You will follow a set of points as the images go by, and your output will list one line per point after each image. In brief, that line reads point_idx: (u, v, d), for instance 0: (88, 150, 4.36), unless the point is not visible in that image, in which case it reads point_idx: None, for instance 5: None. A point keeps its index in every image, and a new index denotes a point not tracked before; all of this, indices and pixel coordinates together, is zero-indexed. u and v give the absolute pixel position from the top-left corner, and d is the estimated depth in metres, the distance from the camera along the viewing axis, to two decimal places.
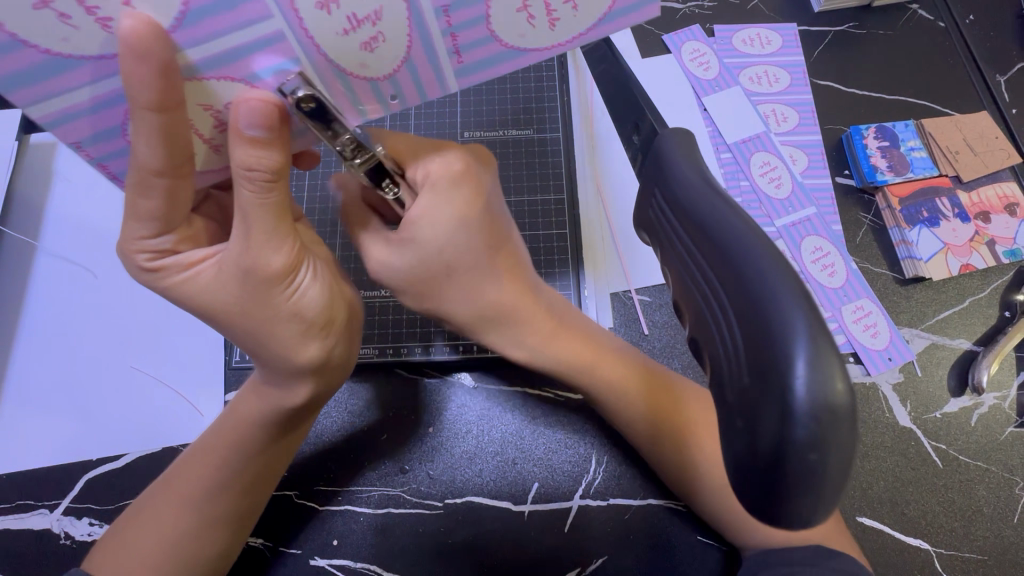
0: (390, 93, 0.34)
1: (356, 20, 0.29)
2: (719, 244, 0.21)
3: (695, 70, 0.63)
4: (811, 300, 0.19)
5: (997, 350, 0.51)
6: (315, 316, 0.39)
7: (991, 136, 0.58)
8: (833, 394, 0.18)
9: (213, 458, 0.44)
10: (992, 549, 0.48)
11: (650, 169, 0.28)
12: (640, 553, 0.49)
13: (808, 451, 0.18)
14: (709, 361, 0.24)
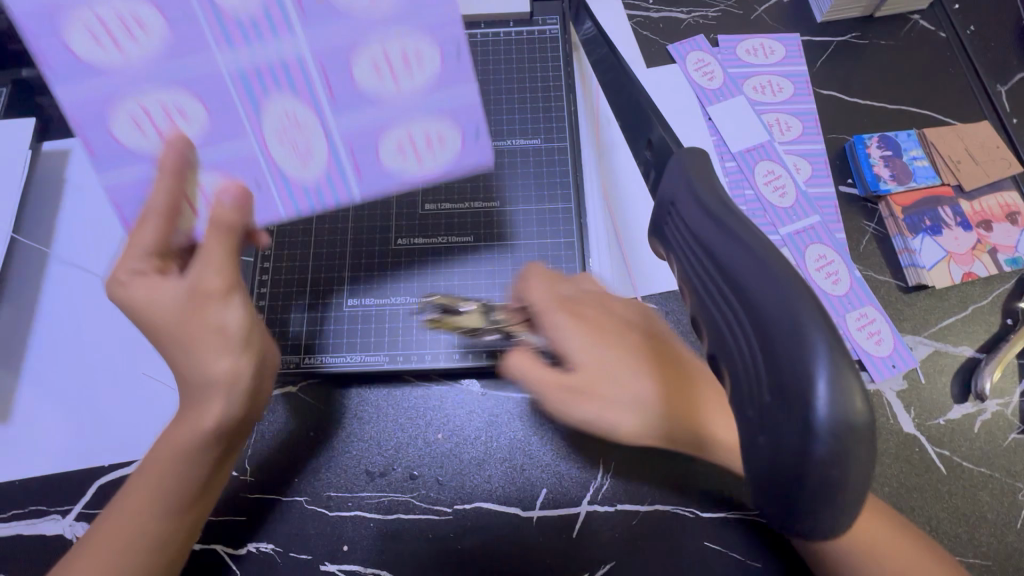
0: (310, 190, 0.45)
1: (285, 122, 0.43)
2: (739, 267, 0.22)
3: (700, 80, 0.63)
4: (830, 322, 0.19)
5: (999, 357, 0.52)
6: (238, 334, 0.42)
7: (992, 145, 0.58)
8: (854, 413, 0.19)
9: (141, 496, 0.42)
10: (997, 554, 0.48)
11: (669, 188, 0.29)
12: (648, 558, 0.49)
13: (827, 465, 0.19)
14: (728, 377, 0.24)
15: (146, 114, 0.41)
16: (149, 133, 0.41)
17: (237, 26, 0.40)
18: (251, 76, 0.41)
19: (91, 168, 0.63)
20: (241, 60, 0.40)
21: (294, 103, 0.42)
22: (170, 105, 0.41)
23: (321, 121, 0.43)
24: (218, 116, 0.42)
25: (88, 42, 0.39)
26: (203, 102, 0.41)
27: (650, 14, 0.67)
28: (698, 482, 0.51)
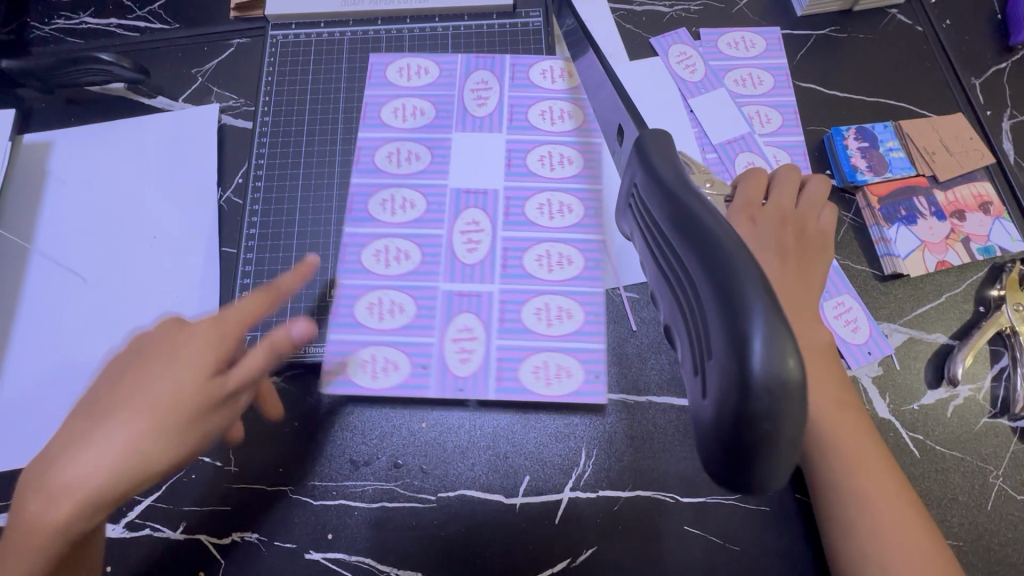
0: (460, 386, 0.53)
1: (465, 332, 0.55)
2: (689, 236, 0.22)
3: (682, 72, 0.64)
4: (769, 287, 0.20)
5: (971, 343, 0.53)
6: (115, 466, 0.38)
7: (966, 137, 0.59)
8: (786, 371, 0.19)
9: (44, 476, 0.39)
10: (968, 535, 0.49)
11: (632, 166, 0.29)
12: (629, 542, 0.50)
13: (762, 422, 0.20)
14: (679, 346, 0.25)
15: (393, 303, 0.55)
16: (381, 366, 0.54)
17: (459, 268, 0.57)
18: (456, 295, 0.56)
19: (74, 161, 0.62)
20: (451, 284, 0.56)
21: (475, 320, 0.55)
22: (480, 223, 0.58)
23: (487, 339, 0.55)
24: (422, 304, 0.56)
25: (373, 258, 0.57)
26: (411, 296, 0.56)
27: (633, 8, 0.67)
28: (677, 468, 0.52)
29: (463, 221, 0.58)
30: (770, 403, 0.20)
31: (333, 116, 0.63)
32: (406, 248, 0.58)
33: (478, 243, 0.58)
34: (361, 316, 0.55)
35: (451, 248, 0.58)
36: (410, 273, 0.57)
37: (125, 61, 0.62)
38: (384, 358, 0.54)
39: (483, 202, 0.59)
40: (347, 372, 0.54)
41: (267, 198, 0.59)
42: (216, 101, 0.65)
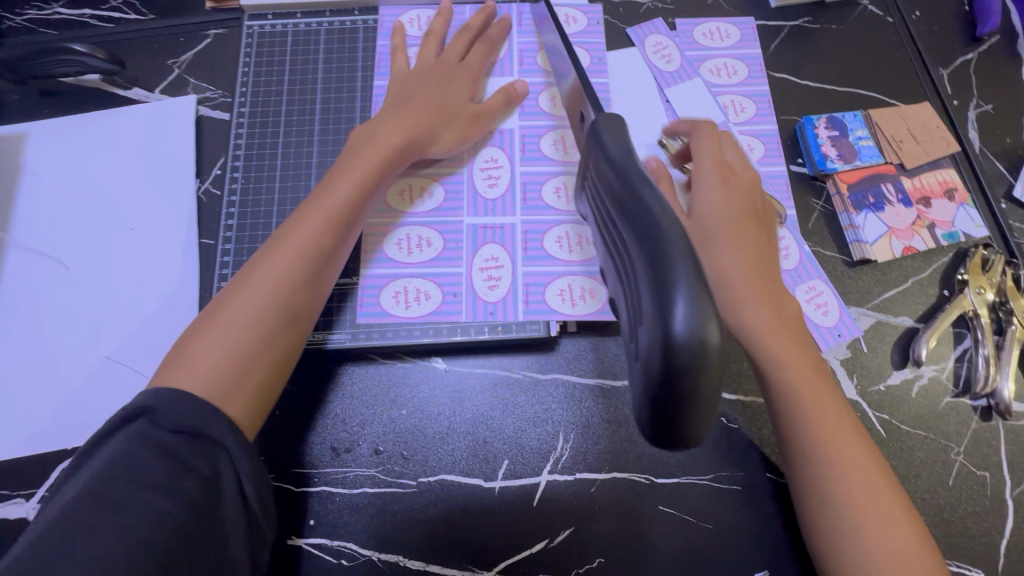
0: (489, 311, 0.56)
1: (491, 261, 0.57)
2: (629, 209, 0.24)
3: (659, 62, 0.65)
4: (696, 258, 0.21)
5: (935, 325, 0.55)
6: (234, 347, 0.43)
7: (933, 126, 0.61)
8: (707, 336, 0.21)
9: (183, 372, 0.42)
10: (930, 510, 0.51)
11: (586, 146, 0.30)
12: (606, 522, 0.51)
13: (686, 383, 0.22)
14: (623, 318, 0.27)
15: (422, 240, 0.58)
16: (415, 300, 0.56)
17: (482, 203, 0.59)
18: (480, 228, 0.58)
19: (51, 152, 0.62)
20: (475, 218, 0.58)
21: (501, 249, 0.57)
22: (497, 161, 0.61)
23: (513, 266, 0.57)
24: (449, 238, 0.58)
25: (483, 182, 0.60)
26: (437, 231, 0.58)
27: None
28: (653, 451, 0.53)
29: (481, 160, 0.61)
30: (692, 367, 0.21)
31: (311, 106, 0.62)
32: (427, 186, 0.59)
33: (498, 179, 0.60)
34: (391, 252, 0.57)
35: (472, 185, 0.60)
36: (435, 209, 0.59)
37: (100, 51, 0.62)
38: (415, 291, 0.56)
39: (499, 139, 0.61)
40: (379, 303, 0.56)
41: (245, 189, 0.59)
42: (193, 92, 0.64)
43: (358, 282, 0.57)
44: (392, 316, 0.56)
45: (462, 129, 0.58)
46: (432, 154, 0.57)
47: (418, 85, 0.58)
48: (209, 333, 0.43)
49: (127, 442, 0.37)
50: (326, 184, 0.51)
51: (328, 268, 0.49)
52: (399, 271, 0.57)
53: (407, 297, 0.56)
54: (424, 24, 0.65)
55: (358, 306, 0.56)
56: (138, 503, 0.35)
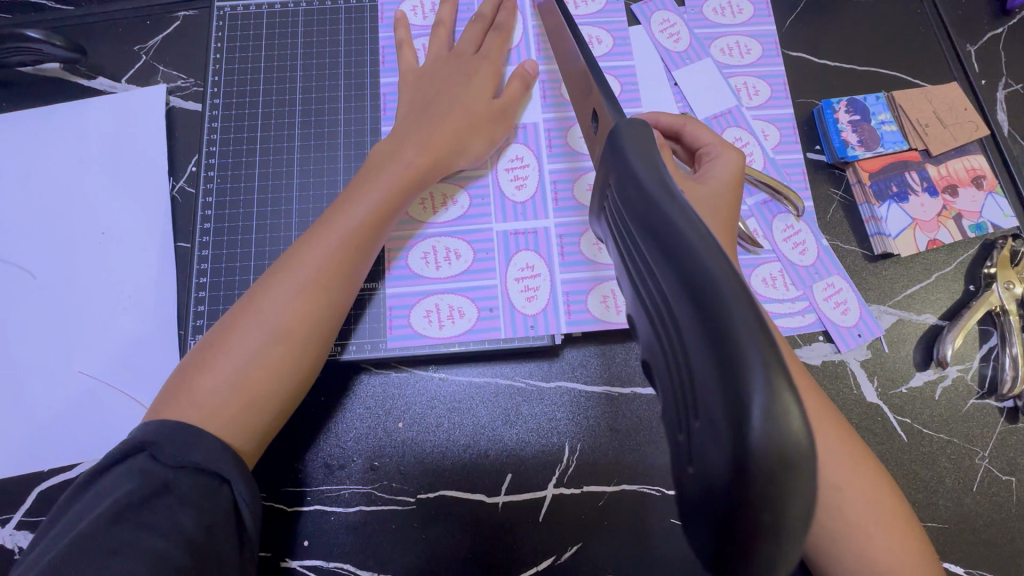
0: (530, 324, 0.52)
1: (527, 270, 0.53)
2: (665, 253, 0.18)
3: (666, 42, 0.60)
4: (764, 325, 0.16)
5: (962, 323, 0.51)
6: (237, 375, 0.42)
7: (960, 108, 0.57)
8: (792, 435, 0.15)
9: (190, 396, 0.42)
10: (953, 517, 0.49)
11: (606, 160, 0.25)
12: (615, 538, 0.49)
13: (761, 497, 0.16)
14: (660, 382, 0.22)
15: (454, 251, 0.54)
16: (451, 320, 0.52)
17: (511, 207, 0.55)
18: (511, 234, 0.54)
19: (11, 149, 0.57)
20: (505, 224, 0.54)
21: (537, 257, 0.53)
22: (521, 158, 0.56)
23: (552, 274, 0.53)
24: (479, 248, 0.54)
25: (511, 184, 0.55)
26: (466, 242, 0.54)
27: None
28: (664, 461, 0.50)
29: (506, 158, 0.56)
30: (771, 477, 0.16)
31: (290, 96, 0.58)
32: (450, 192, 0.55)
33: (526, 179, 0.55)
34: (416, 266, 0.53)
35: (499, 188, 0.55)
36: (459, 217, 0.54)
37: (57, 37, 0.56)
38: (450, 309, 0.52)
39: (523, 135, 0.56)
40: (411, 323, 0.52)
41: (222, 188, 0.55)
42: (163, 81, 0.59)
43: (383, 304, 0.53)
44: (428, 340, 0.52)
45: (488, 131, 0.53)
46: (460, 166, 0.53)
47: (434, 87, 0.54)
48: (213, 363, 0.43)
49: (129, 477, 0.38)
50: (344, 203, 0.48)
51: (338, 298, 0.47)
52: (434, 289, 0.53)
53: (444, 318, 0.52)
54: (428, 11, 0.59)
55: (389, 327, 0.52)
56: (133, 542, 0.35)
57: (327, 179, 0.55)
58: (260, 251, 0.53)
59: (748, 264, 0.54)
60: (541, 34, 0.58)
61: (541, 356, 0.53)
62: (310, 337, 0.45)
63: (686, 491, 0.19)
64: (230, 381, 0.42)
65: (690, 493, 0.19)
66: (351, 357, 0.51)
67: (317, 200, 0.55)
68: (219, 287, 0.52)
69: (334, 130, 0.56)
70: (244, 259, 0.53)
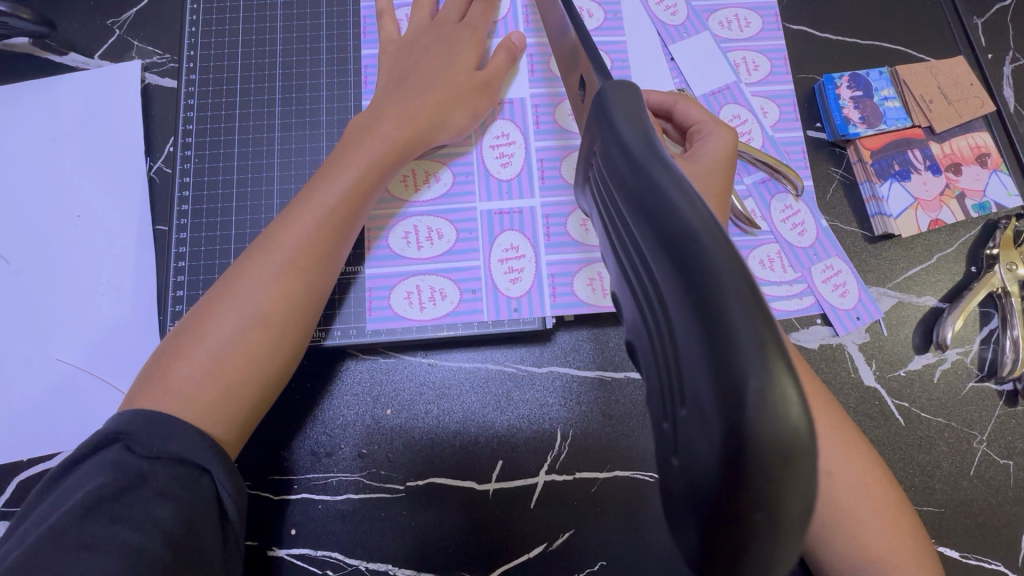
0: (514, 307, 0.50)
1: (511, 250, 0.51)
2: (652, 223, 0.17)
3: (662, 15, 0.58)
4: (760, 300, 0.15)
5: (963, 305, 0.50)
6: (215, 358, 0.41)
7: (966, 83, 0.55)
8: (790, 424, 0.14)
9: (167, 384, 0.40)
10: (950, 501, 0.48)
11: (591, 127, 0.23)
12: (607, 525, 0.48)
13: (753, 490, 0.15)
14: (644, 366, 0.20)
15: (437, 230, 0.52)
16: (436, 302, 0.51)
17: (496, 185, 0.53)
18: (495, 214, 0.52)
19: None
20: (490, 203, 0.52)
21: (521, 237, 0.52)
22: (506, 133, 0.54)
23: (537, 255, 0.51)
24: (462, 228, 0.52)
25: (496, 160, 0.53)
26: (449, 221, 0.52)
27: None
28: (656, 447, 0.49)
29: (491, 135, 0.54)
30: (767, 473, 0.14)
31: (269, 72, 0.55)
32: (434, 169, 0.53)
33: (512, 156, 0.53)
34: (397, 247, 0.52)
35: (483, 165, 0.53)
36: (441, 196, 0.53)
37: (24, 10, 0.53)
38: (435, 291, 0.51)
39: (510, 111, 0.54)
40: (391, 305, 0.51)
41: (200, 168, 0.53)
42: (137, 57, 0.57)
43: (361, 287, 0.51)
44: (412, 324, 0.50)
45: (471, 103, 0.51)
46: (442, 140, 0.51)
47: (418, 61, 0.52)
48: (192, 348, 0.41)
49: (102, 468, 0.37)
50: (325, 181, 0.47)
51: (320, 280, 0.45)
52: (417, 271, 0.51)
53: (431, 301, 0.51)
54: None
55: (367, 309, 0.51)
56: (108, 537, 0.34)
57: (310, 159, 0.53)
58: (241, 234, 0.52)
59: (745, 246, 0.52)
60: (531, 5, 0.56)
61: (533, 341, 0.52)
62: (291, 319, 0.44)
63: (673, 486, 0.18)
64: (207, 364, 0.41)
65: (677, 487, 0.18)
66: (335, 343, 0.50)
67: (299, 180, 0.53)
68: (199, 271, 0.51)
69: (317, 107, 0.54)
70: (225, 243, 0.51)
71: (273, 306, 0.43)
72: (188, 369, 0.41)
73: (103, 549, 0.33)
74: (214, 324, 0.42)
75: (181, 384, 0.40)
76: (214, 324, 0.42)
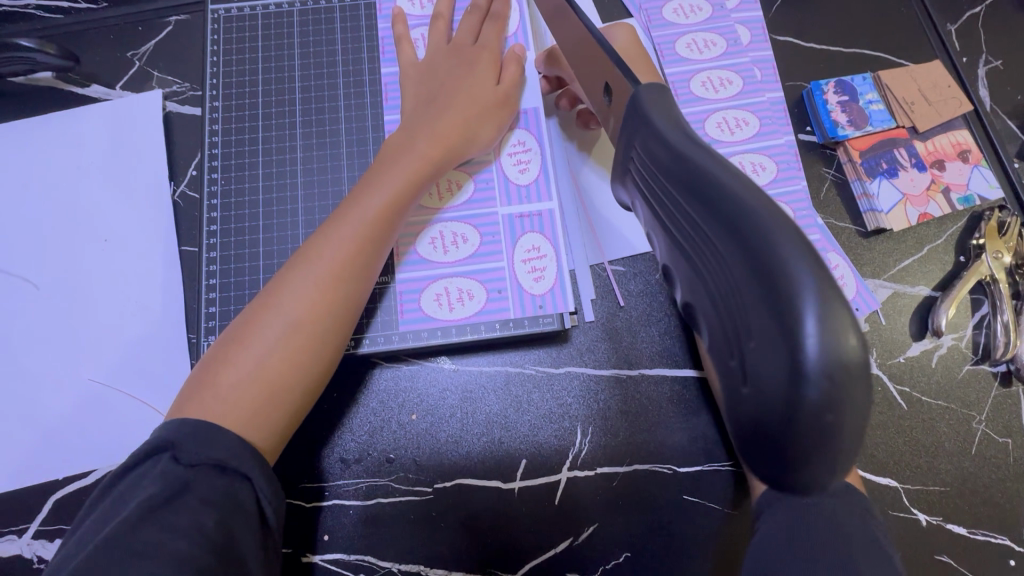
0: (537, 304, 0.52)
1: (533, 251, 0.53)
2: (716, 214, 0.17)
3: (655, 31, 0.61)
4: (819, 261, 0.16)
5: (954, 293, 0.53)
6: (260, 378, 0.43)
7: (944, 85, 0.59)
8: (845, 352, 0.15)
9: (215, 395, 0.42)
10: (954, 480, 0.51)
11: (626, 129, 0.23)
12: (630, 515, 0.50)
13: (800, 419, 0.16)
14: (706, 327, 0.21)
15: (462, 237, 0.54)
16: (467, 304, 0.53)
17: (515, 189, 0.55)
18: (517, 217, 0.54)
19: (7, 160, 0.57)
20: (510, 207, 0.55)
21: (541, 238, 0.54)
22: (524, 143, 0.56)
23: (558, 255, 0.53)
24: (485, 232, 0.54)
25: (515, 166, 0.56)
26: (472, 226, 0.54)
27: None
28: (674, 439, 0.51)
29: (508, 145, 0.56)
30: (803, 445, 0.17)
31: (289, 95, 0.58)
32: (459, 178, 0.55)
33: (528, 163, 0.56)
34: (424, 251, 0.54)
35: (502, 172, 0.56)
36: (467, 202, 0.55)
37: (50, 46, 0.56)
38: (464, 295, 0.53)
39: (524, 121, 0.57)
40: (422, 307, 0.52)
41: (225, 190, 0.55)
42: (158, 86, 0.59)
43: (392, 290, 0.53)
44: (442, 323, 0.52)
45: (496, 116, 0.54)
46: (471, 155, 0.54)
47: (440, 80, 0.54)
48: (237, 362, 0.43)
49: (150, 478, 0.39)
50: (353, 204, 0.49)
51: (355, 293, 0.47)
52: (443, 271, 0.53)
53: (464, 306, 0.53)
54: (426, 2, 0.60)
55: (399, 313, 0.52)
56: (159, 545, 0.35)
57: (331, 177, 0.55)
58: (268, 250, 0.54)
59: None
60: (535, 22, 0.59)
61: (550, 344, 0.54)
62: (333, 334, 0.46)
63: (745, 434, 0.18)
64: (257, 380, 0.43)
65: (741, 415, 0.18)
66: (366, 351, 0.52)
67: (322, 197, 0.55)
68: (229, 287, 0.53)
69: (335, 128, 0.57)
70: (252, 260, 0.53)
71: (313, 326, 0.45)
72: (236, 384, 0.43)
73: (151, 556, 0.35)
74: (257, 341, 0.44)
75: (229, 398, 0.42)
76: (257, 342, 0.44)
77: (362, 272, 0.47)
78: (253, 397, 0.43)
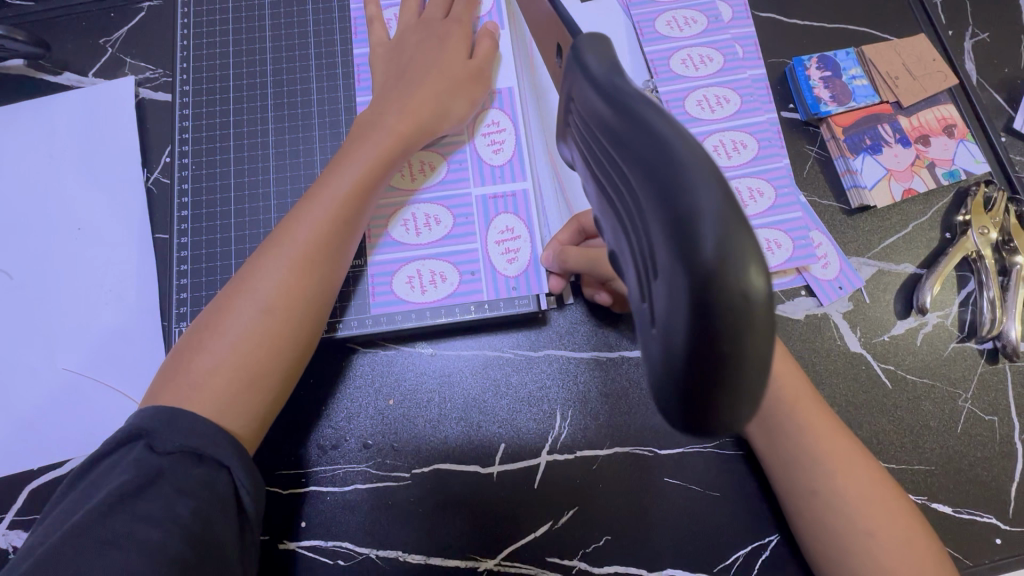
0: (512, 286, 0.52)
1: (507, 232, 0.53)
2: (640, 152, 0.17)
3: (634, 9, 0.60)
4: (730, 197, 0.15)
5: (939, 271, 0.52)
6: (233, 357, 0.42)
7: (928, 59, 0.57)
8: (748, 289, 0.15)
9: (190, 378, 0.42)
10: (940, 459, 0.50)
11: (565, 80, 0.22)
12: (611, 498, 0.49)
13: (726, 369, 0.16)
14: (627, 278, 0.20)
15: (434, 220, 0.54)
16: (439, 286, 0.52)
17: (489, 171, 0.54)
18: (490, 198, 0.54)
19: None
20: (484, 188, 0.54)
21: (515, 219, 0.53)
22: (498, 123, 0.56)
23: (531, 235, 0.53)
24: (459, 213, 0.54)
25: (488, 147, 0.55)
26: (446, 207, 0.54)
27: None
28: (655, 421, 0.51)
29: (483, 125, 0.56)
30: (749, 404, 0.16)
31: (260, 79, 0.57)
32: (432, 160, 0.55)
33: (503, 143, 0.55)
34: (397, 234, 0.53)
35: (476, 154, 0.55)
36: (440, 183, 0.54)
37: (19, 32, 0.55)
38: (438, 277, 0.52)
39: (499, 100, 0.56)
40: (393, 289, 0.52)
41: (197, 176, 0.54)
42: (131, 73, 0.58)
43: (365, 274, 0.52)
44: (415, 305, 0.52)
45: (469, 94, 0.53)
46: (444, 131, 0.53)
47: (411, 57, 0.53)
48: (211, 344, 0.43)
49: (122, 467, 0.38)
50: (325, 183, 0.48)
51: (328, 274, 0.47)
52: (415, 254, 0.53)
53: (439, 288, 0.52)
54: None
55: (371, 296, 0.52)
56: (132, 533, 0.35)
57: (304, 161, 0.55)
58: (241, 235, 0.53)
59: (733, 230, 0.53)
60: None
61: (529, 326, 0.53)
62: (307, 315, 0.45)
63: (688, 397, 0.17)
64: (232, 363, 0.42)
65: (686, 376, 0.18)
66: (345, 334, 0.51)
67: (294, 180, 0.54)
68: (201, 274, 0.52)
69: (308, 111, 0.56)
70: (225, 245, 0.53)
71: (285, 307, 0.44)
72: (210, 366, 0.42)
73: (123, 543, 0.35)
74: (229, 322, 0.43)
75: (203, 380, 0.42)
76: (230, 324, 0.43)
77: (335, 253, 0.47)
78: (227, 379, 0.42)
